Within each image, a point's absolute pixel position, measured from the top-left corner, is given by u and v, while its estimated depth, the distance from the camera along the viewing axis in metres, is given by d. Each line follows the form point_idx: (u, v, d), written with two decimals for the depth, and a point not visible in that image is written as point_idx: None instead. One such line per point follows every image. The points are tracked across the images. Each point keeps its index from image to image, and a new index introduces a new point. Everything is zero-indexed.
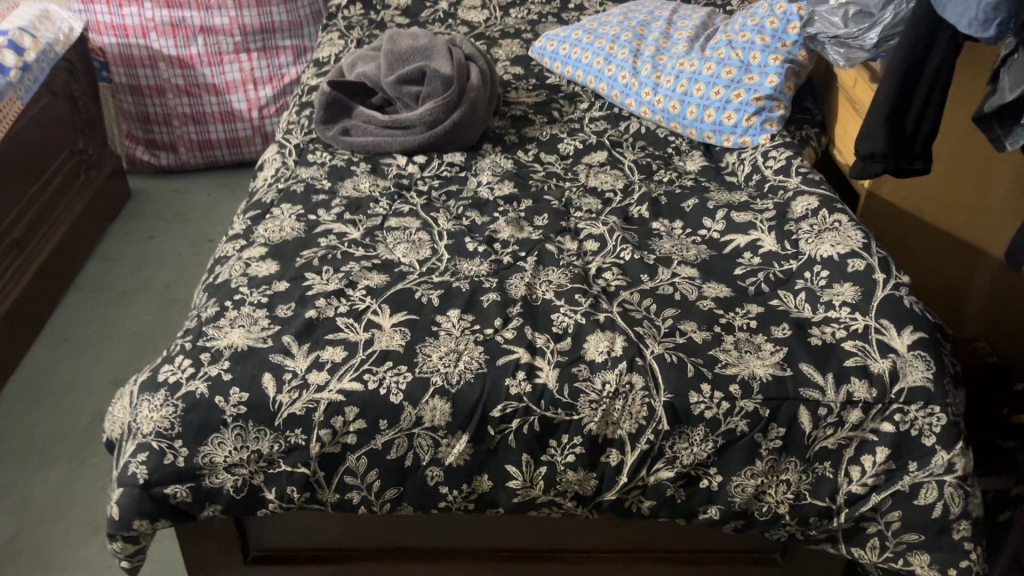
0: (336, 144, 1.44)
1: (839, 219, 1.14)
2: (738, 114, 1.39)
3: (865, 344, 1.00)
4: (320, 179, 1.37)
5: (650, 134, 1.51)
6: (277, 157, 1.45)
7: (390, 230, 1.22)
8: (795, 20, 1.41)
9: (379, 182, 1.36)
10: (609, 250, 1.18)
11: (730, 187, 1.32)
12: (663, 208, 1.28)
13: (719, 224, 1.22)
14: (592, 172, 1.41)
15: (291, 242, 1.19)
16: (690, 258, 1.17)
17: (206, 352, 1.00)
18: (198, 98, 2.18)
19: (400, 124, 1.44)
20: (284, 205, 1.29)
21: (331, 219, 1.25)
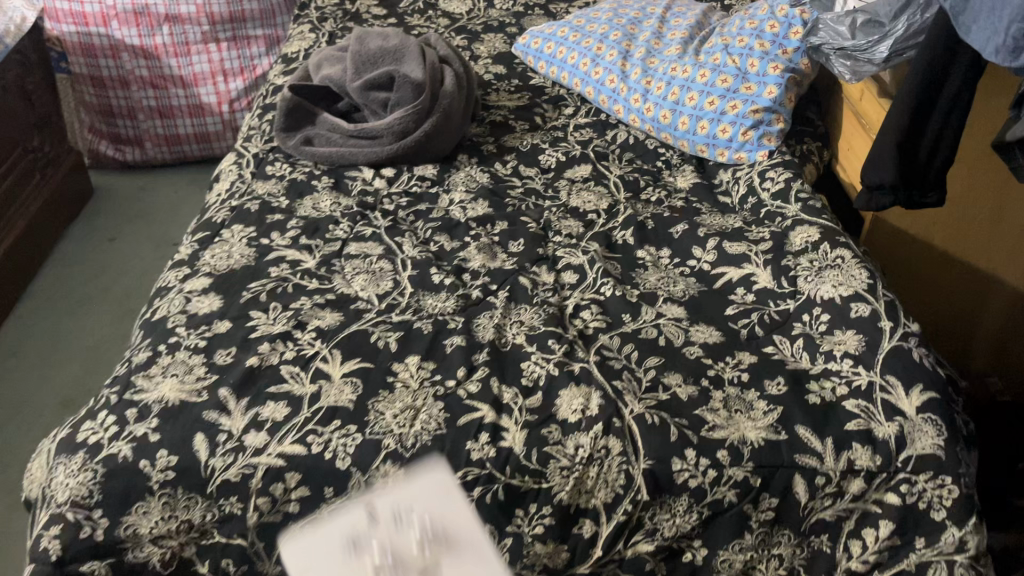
0: (298, 155, 1.33)
1: (842, 254, 1.03)
2: (733, 127, 1.28)
3: (869, 405, 0.89)
4: (277, 195, 1.26)
5: (639, 146, 1.39)
6: (233, 168, 1.34)
7: (349, 259, 1.11)
8: (796, 24, 1.29)
9: (341, 199, 1.24)
10: (588, 284, 1.08)
11: (724, 210, 1.21)
12: (649, 234, 1.17)
13: (709, 254, 1.11)
14: (574, 189, 1.29)
15: (239, 272, 1.08)
16: (676, 293, 1.06)
17: (133, 407, 0.90)
18: (164, 91, 2.06)
19: (366, 134, 1.32)
20: (235, 226, 1.18)
21: (285, 243, 1.14)
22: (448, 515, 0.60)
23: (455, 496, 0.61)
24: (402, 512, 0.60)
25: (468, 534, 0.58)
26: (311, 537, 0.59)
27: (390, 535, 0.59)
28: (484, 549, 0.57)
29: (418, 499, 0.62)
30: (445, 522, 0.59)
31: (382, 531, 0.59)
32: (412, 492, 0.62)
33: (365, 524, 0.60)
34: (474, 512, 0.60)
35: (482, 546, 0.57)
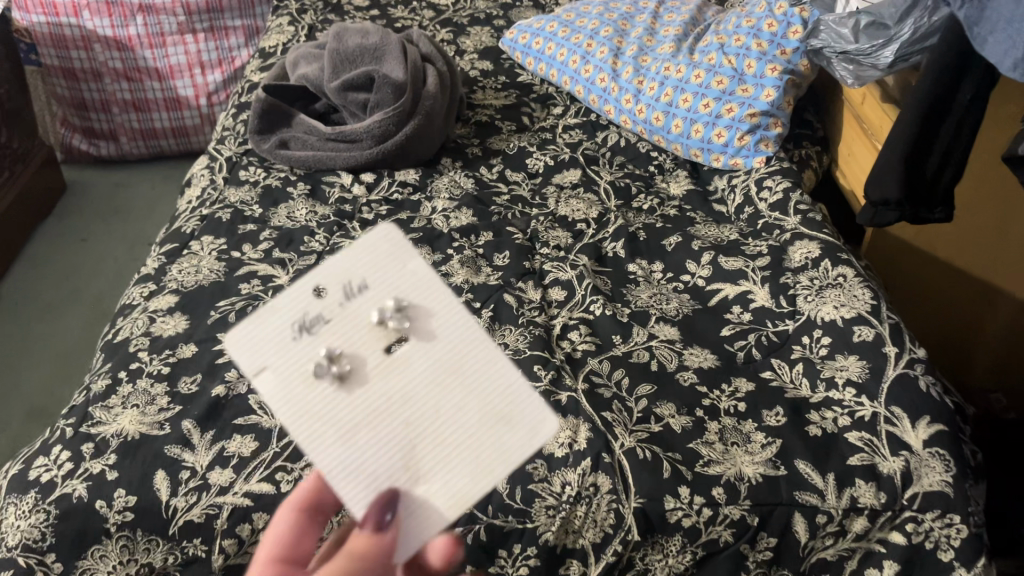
0: (272, 158, 1.27)
1: (844, 273, 0.98)
2: (729, 131, 1.22)
3: (873, 437, 0.84)
4: (249, 203, 1.20)
5: (631, 149, 1.34)
6: (205, 173, 1.28)
7: None
8: (795, 23, 1.22)
9: (318, 208, 1.18)
10: (576, 301, 1.02)
11: (719, 220, 1.16)
12: (640, 246, 1.12)
13: (704, 269, 1.06)
14: (563, 196, 1.24)
15: (207, 290, 1.03)
16: (670, 312, 1.01)
17: (90, 442, 0.84)
18: (139, 83, 1.99)
19: (344, 137, 1.26)
20: (205, 237, 1.12)
21: (257, 257, 1.08)
22: (398, 284, 0.56)
23: (411, 255, 0.57)
24: (357, 285, 0.55)
25: (427, 306, 0.56)
26: (263, 320, 0.54)
27: (341, 312, 0.55)
28: (437, 308, 0.56)
29: (372, 261, 0.56)
30: (407, 290, 0.56)
31: (338, 308, 0.55)
32: (365, 250, 0.56)
33: (316, 297, 0.55)
34: (433, 274, 0.57)
35: (440, 306, 0.56)
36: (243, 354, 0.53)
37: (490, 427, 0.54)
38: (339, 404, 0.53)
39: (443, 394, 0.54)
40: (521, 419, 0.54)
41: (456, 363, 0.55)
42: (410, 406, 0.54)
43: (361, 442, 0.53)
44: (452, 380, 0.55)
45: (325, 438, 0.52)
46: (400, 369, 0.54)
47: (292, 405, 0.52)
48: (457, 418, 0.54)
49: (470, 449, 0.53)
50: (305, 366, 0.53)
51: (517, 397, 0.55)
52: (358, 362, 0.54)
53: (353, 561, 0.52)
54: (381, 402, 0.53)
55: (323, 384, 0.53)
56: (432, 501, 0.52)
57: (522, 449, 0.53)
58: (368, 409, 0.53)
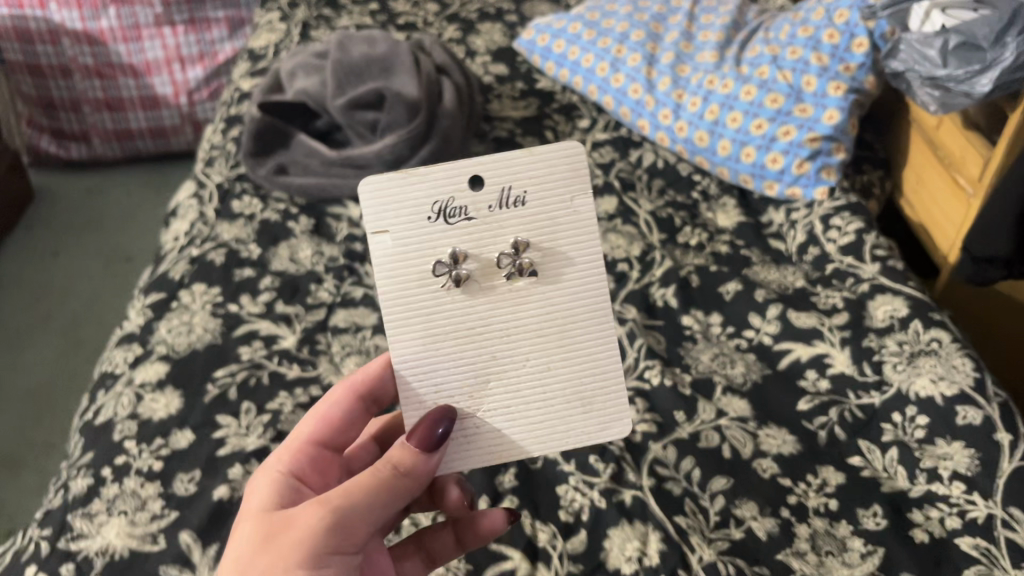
0: (270, 186, 1.13)
1: (938, 338, 0.86)
2: (786, 157, 1.09)
3: (990, 546, 0.71)
4: (246, 240, 1.06)
5: (670, 171, 1.21)
6: (194, 203, 1.13)
7: (336, 334, 0.92)
8: (860, 35, 1.08)
9: (325, 248, 1.04)
10: (628, 366, 0.89)
11: (780, 262, 1.03)
12: (693, 293, 0.99)
13: (771, 324, 0.93)
14: (598, 230, 1.10)
15: (203, 356, 0.89)
16: (736, 381, 0.88)
17: (70, 561, 0.70)
18: (112, 80, 1.84)
19: (352, 162, 1.12)
20: (197, 286, 0.98)
21: (259, 312, 0.94)
22: (555, 220, 0.58)
23: (582, 192, 0.59)
24: (513, 195, 0.58)
25: (572, 255, 0.58)
26: (415, 186, 0.57)
27: (487, 217, 0.58)
28: (577, 257, 0.59)
29: (547, 175, 0.58)
30: (552, 223, 0.58)
31: (484, 212, 0.58)
32: (544, 166, 0.58)
33: (472, 189, 0.58)
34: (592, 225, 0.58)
35: (581, 257, 0.59)
36: (374, 209, 0.57)
37: (567, 403, 0.59)
38: (446, 307, 0.58)
39: (544, 348, 0.58)
40: (598, 408, 0.59)
41: (570, 323, 0.59)
42: (507, 341, 0.58)
43: (449, 349, 0.58)
44: (559, 337, 0.58)
45: (419, 330, 0.58)
46: (513, 303, 0.58)
47: (403, 284, 0.57)
48: (542, 376, 0.58)
49: (540, 403, 0.58)
50: (426, 253, 0.57)
51: (606, 387, 0.59)
52: (474, 275, 0.58)
53: (396, 474, 0.54)
54: (485, 325, 0.58)
55: (438, 282, 0.58)
56: (483, 436, 0.58)
57: (584, 434, 0.59)
58: (470, 324, 0.58)
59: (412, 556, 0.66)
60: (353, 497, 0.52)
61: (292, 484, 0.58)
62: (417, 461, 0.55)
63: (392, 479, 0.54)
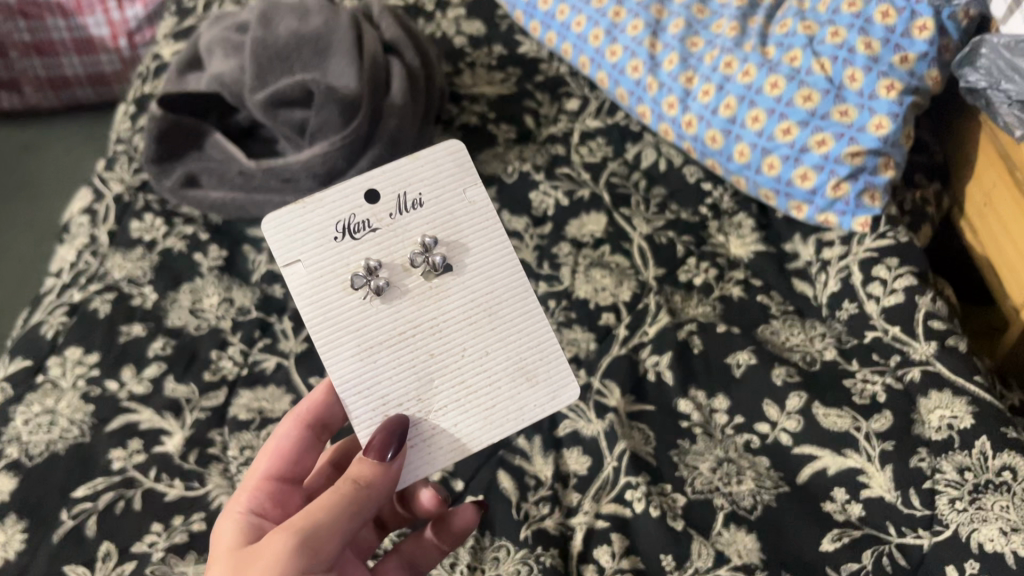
0: (179, 202, 0.92)
1: (1015, 465, 0.64)
2: (819, 173, 0.87)
3: None
4: (141, 280, 0.85)
5: (673, 176, 0.98)
6: (85, 222, 0.92)
7: (235, 430, 0.72)
8: (923, 14, 0.85)
9: (236, 293, 0.84)
10: (604, 480, 0.70)
11: (805, 319, 0.82)
12: (694, 365, 0.78)
13: (790, 419, 0.73)
14: (580, 264, 0.89)
15: (63, 464, 0.70)
16: (742, 504, 0.68)
17: None
18: (39, 21, 1.59)
19: (276, 176, 0.90)
20: (70, 350, 0.78)
21: (142, 394, 0.75)
22: (455, 214, 0.61)
23: (471, 181, 0.61)
24: (410, 197, 0.60)
25: (478, 244, 0.60)
26: (312, 213, 0.58)
27: (391, 224, 0.59)
28: (484, 242, 0.61)
29: (433, 171, 0.61)
30: (456, 216, 0.61)
31: (388, 220, 0.59)
32: (430, 165, 0.61)
33: (368, 202, 0.59)
34: (489, 209, 0.61)
35: (486, 241, 0.61)
36: (279, 244, 0.57)
37: (512, 380, 0.59)
38: (371, 318, 0.58)
39: (476, 336, 0.59)
40: (542, 378, 0.60)
41: (494, 307, 0.60)
42: (438, 337, 0.58)
43: (382, 360, 0.58)
44: (487, 323, 0.59)
45: (348, 348, 0.57)
46: (436, 299, 0.59)
47: (323, 306, 0.57)
48: (482, 362, 0.59)
49: (489, 391, 0.59)
50: (343, 270, 0.58)
51: (542, 356, 0.60)
52: (396, 279, 0.59)
53: (357, 490, 0.52)
54: (412, 327, 0.58)
55: (358, 295, 0.58)
56: (441, 437, 0.58)
57: (537, 407, 0.60)
58: (398, 329, 0.58)
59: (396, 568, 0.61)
60: (320, 516, 0.50)
61: (252, 519, 0.55)
62: (376, 474, 0.53)
63: (355, 493, 0.52)
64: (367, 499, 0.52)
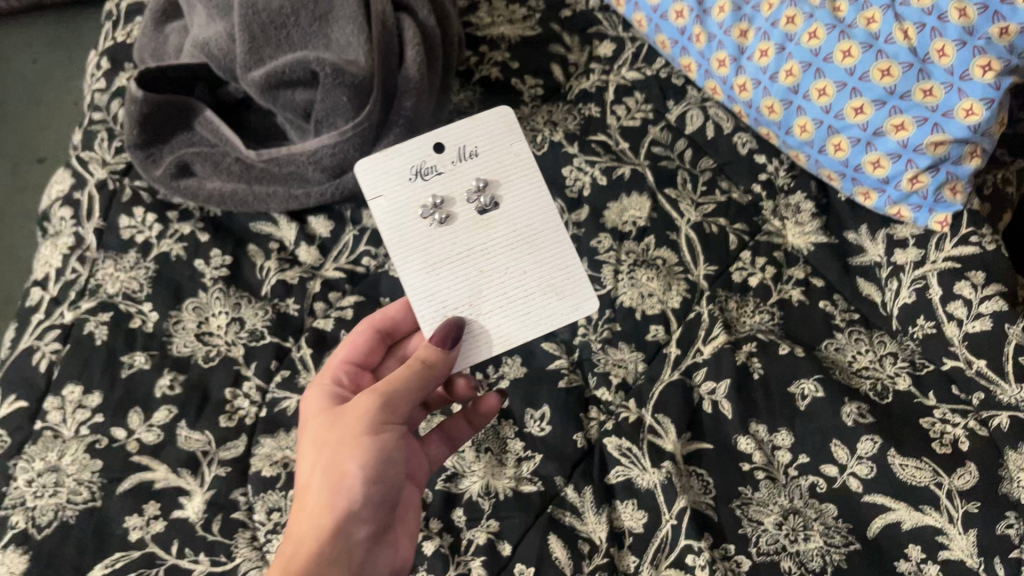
0: (170, 194, 0.82)
1: None
2: (894, 162, 0.77)
3: None
4: (138, 295, 0.77)
5: (722, 144, 0.89)
6: (66, 216, 0.82)
7: (259, 490, 0.66)
8: None
9: (246, 310, 0.76)
10: (662, 541, 0.65)
11: (873, 330, 0.75)
12: (754, 393, 0.72)
13: (861, 464, 0.67)
14: (623, 262, 0.80)
15: (76, 536, 0.64)
16: (810, 567, 0.64)
17: None
18: None
19: (280, 167, 0.80)
20: (68, 390, 0.71)
21: (153, 444, 0.68)
22: (503, 161, 0.66)
23: (519, 139, 0.66)
24: (468, 147, 0.66)
25: (522, 184, 0.66)
26: (391, 158, 0.65)
27: (453, 168, 0.65)
28: (527, 185, 0.66)
29: (488, 127, 0.66)
30: (503, 161, 0.66)
31: (450, 165, 0.65)
32: (486, 124, 0.66)
33: (436, 150, 0.65)
34: (531, 160, 0.66)
35: (529, 186, 0.66)
36: (365, 181, 0.64)
37: (545, 293, 0.64)
38: (432, 241, 0.64)
39: (515, 258, 0.64)
40: (569, 292, 0.64)
41: (533, 235, 0.65)
42: (487, 258, 0.64)
43: (440, 275, 0.63)
44: (527, 248, 0.64)
45: (413, 265, 0.63)
46: (485, 228, 0.64)
47: (392, 231, 0.64)
48: (520, 279, 0.64)
49: (526, 301, 0.63)
50: (412, 205, 0.64)
51: (570, 275, 0.65)
52: (454, 211, 0.64)
53: (427, 367, 0.58)
54: (465, 250, 0.64)
55: (423, 222, 0.64)
56: (483, 339, 0.62)
57: (566, 316, 0.64)
58: (455, 250, 0.63)
59: (436, 442, 0.66)
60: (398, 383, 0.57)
61: (336, 390, 0.62)
62: (440, 356, 0.58)
63: (424, 370, 0.58)
64: (433, 377, 0.58)
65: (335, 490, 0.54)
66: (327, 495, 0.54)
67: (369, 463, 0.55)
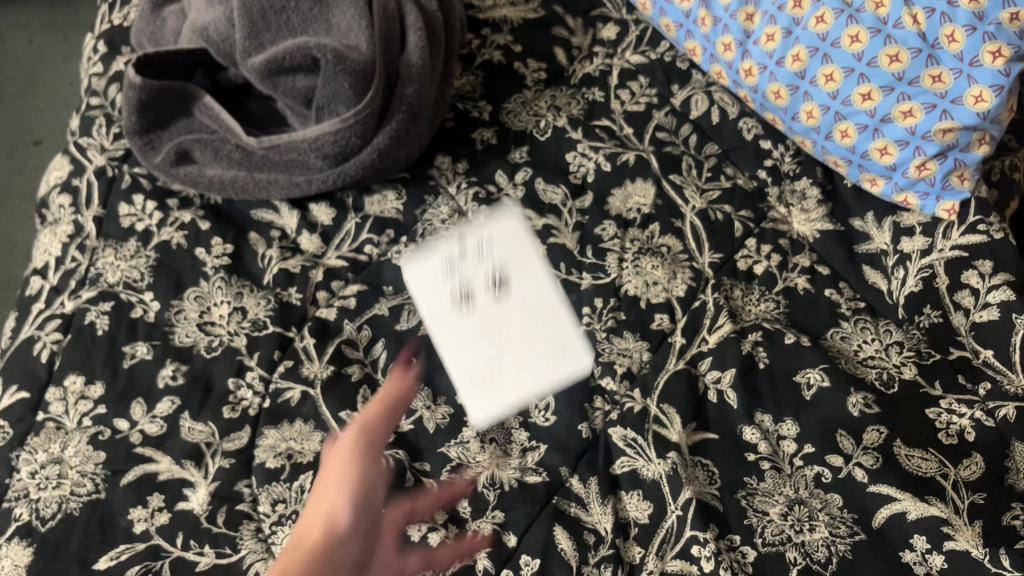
0: (171, 181, 0.81)
1: None
2: (901, 149, 0.76)
3: None
4: (139, 284, 0.76)
5: (727, 129, 0.88)
6: (65, 203, 0.81)
7: (263, 482, 0.66)
8: None
9: (248, 299, 0.76)
10: (667, 532, 0.65)
11: (879, 319, 0.75)
12: (759, 383, 0.72)
13: (867, 455, 0.67)
14: (628, 250, 0.80)
15: (80, 527, 0.63)
16: (816, 557, 0.63)
17: None
18: None
19: (281, 154, 0.79)
20: (70, 380, 0.70)
21: (156, 436, 0.68)
22: (512, 238, 0.80)
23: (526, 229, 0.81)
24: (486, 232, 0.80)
25: (529, 263, 0.79)
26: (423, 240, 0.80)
27: (473, 248, 0.79)
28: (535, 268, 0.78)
29: (500, 228, 0.81)
30: (515, 248, 0.80)
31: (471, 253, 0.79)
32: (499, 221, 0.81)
33: (458, 247, 0.79)
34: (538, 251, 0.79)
35: (536, 267, 0.79)
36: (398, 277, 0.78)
37: (549, 368, 0.73)
38: (452, 347, 0.74)
39: (524, 350, 0.74)
40: (570, 361, 0.73)
41: (540, 322, 0.75)
42: (500, 355, 0.73)
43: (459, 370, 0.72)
44: (536, 347, 0.74)
45: (436, 365, 0.73)
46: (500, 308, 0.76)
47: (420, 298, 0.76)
48: (531, 376, 0.72)
49: (535, 382, 0.72)
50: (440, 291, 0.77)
51: (570, 344, 0.74)
52: (473, 292, 0.77)
53: (361, 434, 0.57)
54: (481, 348, 0.73)
55: (445, 310, 0.76)
56: (498, 412, 0.71)
57: (568, 370, 0.73)
58: (473, 353, 0.73)
59: (429, 495, 0.66)
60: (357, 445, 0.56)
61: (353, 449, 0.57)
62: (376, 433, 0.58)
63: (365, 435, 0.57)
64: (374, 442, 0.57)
65: (321, 519, 0.49)
66: (321, 523, 0.49)
67: (351, 500, 0.51)
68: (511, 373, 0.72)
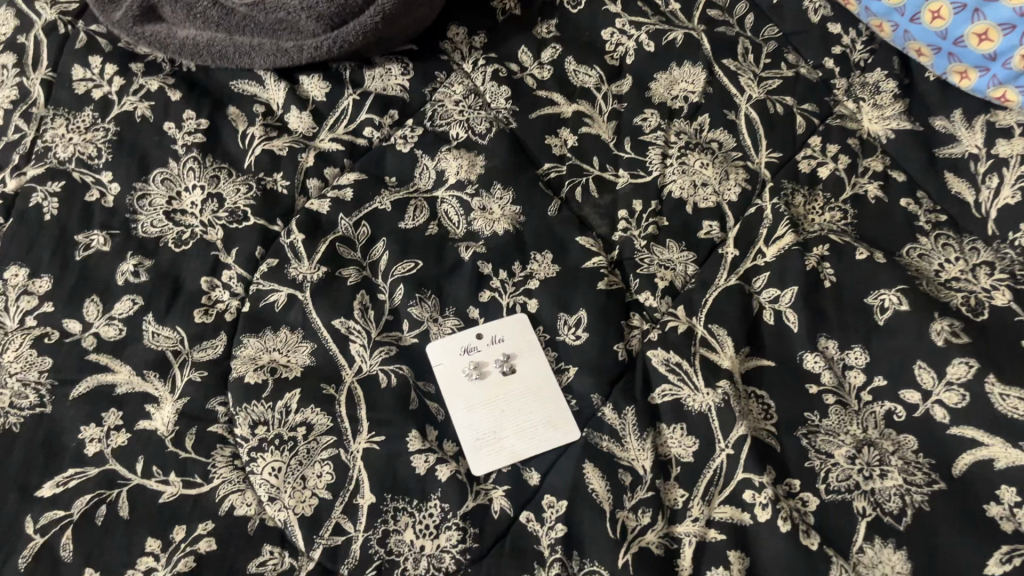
0: (135, 42, 0.69)
1: None
2: (1006, 34, 0.64)
3: None
4: (96, 162, 0.64)
5: (788, 10, 0.76)
6: (9, 63, 0.68)
7: (241, 401, 0.56)
8: None
9: (227, 184, 0.64)
10: (715, 473, 0.55)
11: (963, 236, 0.64)
12: (825, 304, 0.61)
13: (952, 392, 0.56)
14: (673, 145, 0.69)
15: (20, 446, 0.53)
16: (887, 508, 0.53)
17: None
18: None
19: (267, 14, 0.67)
20: (11, 271, 0.59)
21: (114, 341, 0.57)
22: (533, 123, 0.69)
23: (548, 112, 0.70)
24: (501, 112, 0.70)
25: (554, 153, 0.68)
26: (425, 121, 0.69)
27: (485, 132, 0.68)
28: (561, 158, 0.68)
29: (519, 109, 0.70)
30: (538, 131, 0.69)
31: (481, 138, 0.68)
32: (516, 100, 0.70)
33: (468, 131, 0.68)
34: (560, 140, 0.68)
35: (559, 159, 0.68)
36: (397, 165, 0.67)
37: (579, 277, 0.62)
38: (464, 252, 0.63)
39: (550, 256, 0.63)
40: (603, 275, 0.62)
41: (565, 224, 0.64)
42: (521, 261, 0.63)
43: (473, 277, 0.62)
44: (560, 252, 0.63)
45: (444, 271, 0.62)
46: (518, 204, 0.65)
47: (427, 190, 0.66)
48: (559, 287, 0.62)
49: (563, 294, 0.61)
50: (449, 181, 0.66)
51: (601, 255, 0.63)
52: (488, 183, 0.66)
53: None
54: (496, 253, 0.63)
55: (455, 205, 0.65)
56: (527, 340, 0.60)
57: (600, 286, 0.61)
58: (489, 258, 0.63)
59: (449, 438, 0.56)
60: None
61: None
62: None
63: None
64: None
65: None
66: None
67: None
68: (529, 368, 0.59)
